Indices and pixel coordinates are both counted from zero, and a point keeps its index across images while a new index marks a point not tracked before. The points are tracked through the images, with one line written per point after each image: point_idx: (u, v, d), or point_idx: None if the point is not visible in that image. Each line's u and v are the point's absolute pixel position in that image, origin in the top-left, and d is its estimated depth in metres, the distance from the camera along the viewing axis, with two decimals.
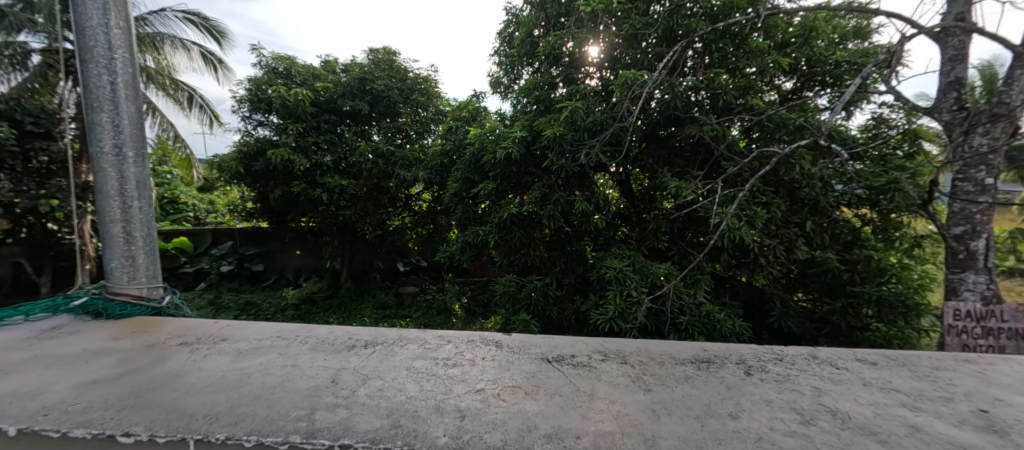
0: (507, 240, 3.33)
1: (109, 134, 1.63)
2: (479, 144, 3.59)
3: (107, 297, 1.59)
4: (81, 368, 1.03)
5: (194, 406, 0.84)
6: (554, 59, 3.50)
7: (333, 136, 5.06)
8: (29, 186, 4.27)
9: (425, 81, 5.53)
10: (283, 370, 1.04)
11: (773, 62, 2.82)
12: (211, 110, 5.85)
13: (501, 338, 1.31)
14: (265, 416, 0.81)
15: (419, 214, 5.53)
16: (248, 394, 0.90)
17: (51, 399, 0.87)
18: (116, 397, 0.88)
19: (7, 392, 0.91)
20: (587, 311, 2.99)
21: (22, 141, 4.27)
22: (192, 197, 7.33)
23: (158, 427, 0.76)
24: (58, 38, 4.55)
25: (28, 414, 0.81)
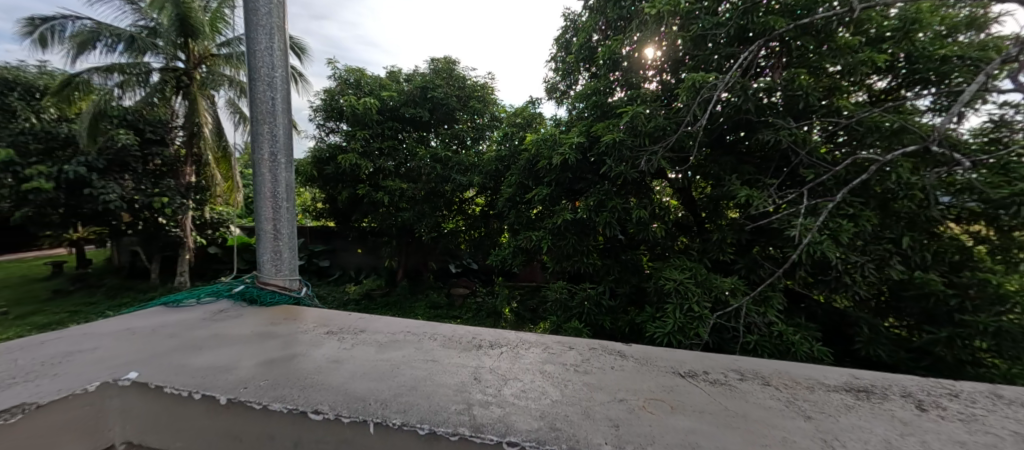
0: (561, 247, 3.30)
1: (268, 141, 1.71)
2: (535, 150, 3.59)
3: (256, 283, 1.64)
4: (250, 349, 1.08)
5: (362, 390, 0.87)
6: (614, 64, 3.42)
7: (394, 143, 5.38)
8: (146, 185, 5.59)
9: (482, 88, 5.70)
10: (427, 363, 1.04)
11: (865, 59, 2.51)
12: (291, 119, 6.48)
13: (621, 346, 1.25)
14: (428, 406, 0.83)
15: (472, 218, 5.65)
16: (405, 384, 0.92)
17: (244, 373, 0.93)
18: (295, 377, 0.92)
19: (205, 364, 0.97)
20: (643, 323, 2.88)
21: (145, 147, 5.69)
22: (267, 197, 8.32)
23: (341, 407, 0.80)
24: (173, 57, 5.50)
25: (231, 384, 0.88)
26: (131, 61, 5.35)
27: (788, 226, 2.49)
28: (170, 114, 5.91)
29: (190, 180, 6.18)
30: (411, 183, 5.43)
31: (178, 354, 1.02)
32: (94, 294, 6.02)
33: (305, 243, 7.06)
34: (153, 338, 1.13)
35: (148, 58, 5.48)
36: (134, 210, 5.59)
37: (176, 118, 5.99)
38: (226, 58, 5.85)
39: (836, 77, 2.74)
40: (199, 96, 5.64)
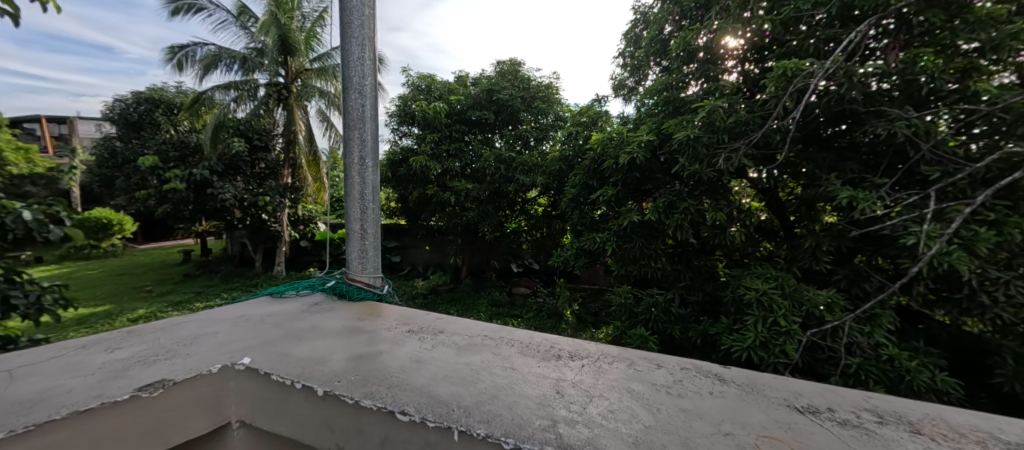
0: (626, 249, 3.15)
1: (357, 146, 1.59)
2: (601, 150, 3.46)
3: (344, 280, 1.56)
4: (332, 338, 1.01)
5: (446, 394, 0.74)
6: (689, 56, 3.17)
7: (461, 145, 5.55)
8: (252, 185, 6.84)
9: (547, 88, 5.67)
10: (509, 371, 0.87)
11: (1018, 31, 1.99)
12: None
13: (719, 369, 0.96)
14: (512, 418, 0.68)
15: (535, 218, 5.65)
16: (486, 391, 0.77)
17: (336, 367, 0.84)
18: (382, 374, 0.82)
19: (296, 354, 0.90)
20: (717, 335, 2.66)
21: (252, 154, 6.90)
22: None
23: (427, 409, 0.69)
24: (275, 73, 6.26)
25: (325, 376, 0.79)
26: (243, 78, 6.16)
27: (899, 233, 2.10)
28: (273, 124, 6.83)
29: (286, 182, 7.07)
30: (476, 184, 5.55)
31: (268, 339, 0.99)
32: (213, 279, 7.08)
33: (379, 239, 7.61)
34: (248, 324, 1.12)
35: (257, 75, 6.28)
36: (245, 207, 6.69)
37: (277, 127, 6.95)
38: (317, 71, 6.50)
39: (974, 56, 2.19)
40: (295, 106, 6.44)
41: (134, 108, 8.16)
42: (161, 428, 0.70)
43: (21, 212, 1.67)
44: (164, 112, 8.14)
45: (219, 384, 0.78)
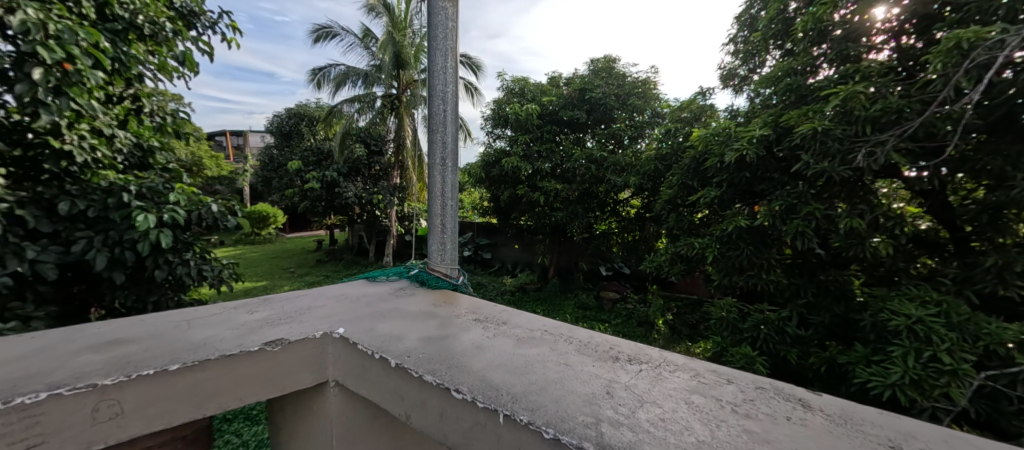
0: (730, 257, 2.81)
1: (439, 148, 1.62)
2: (703, 147, 3.17)
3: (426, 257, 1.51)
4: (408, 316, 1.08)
5: (501, 378, 0.73)
6: (820, 34, 2.54)
7: (552, 145, 5.56)
8: (369, 184, 7.96)
9: (644, 83, 5.38)
10: (565, 365, 0.80)
11: None
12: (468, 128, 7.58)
13: (804, 392, 0.74)
14: (556, 410, 0.63)
15: (626, 220, 5.39)
16: (537, 381, 0.73)
17: (410, 343, 0.88)
18: (449, 353, 0.84)
19: (381, 329, 0.98)
20: (849, 366, 2.18)
21: (371, 157, 8.01)
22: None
23: (480, 390, 0.68)
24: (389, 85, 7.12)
25: (399, 350, 0.84)
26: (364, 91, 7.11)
27: None
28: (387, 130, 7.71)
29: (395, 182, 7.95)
30: (565, 184, 5.54)
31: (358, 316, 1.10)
32: (338, 265, 8.28)
33: (473, 236, 8.07)
34: (347, 304, 1.26)
35: (376, 88, 7.23)
36: (362, 204, 7.81)
37: (388, 132, 7.89)
38: (424, 81, 7.16)
39: None
40: (405, 114, 7.18)
41: (287, 121, 9.96)
42: (274, 378, 0.82)
43: (210, 205, 2.18)
44: (307, 124, 9.77)
45: (320, 348, 0.89)
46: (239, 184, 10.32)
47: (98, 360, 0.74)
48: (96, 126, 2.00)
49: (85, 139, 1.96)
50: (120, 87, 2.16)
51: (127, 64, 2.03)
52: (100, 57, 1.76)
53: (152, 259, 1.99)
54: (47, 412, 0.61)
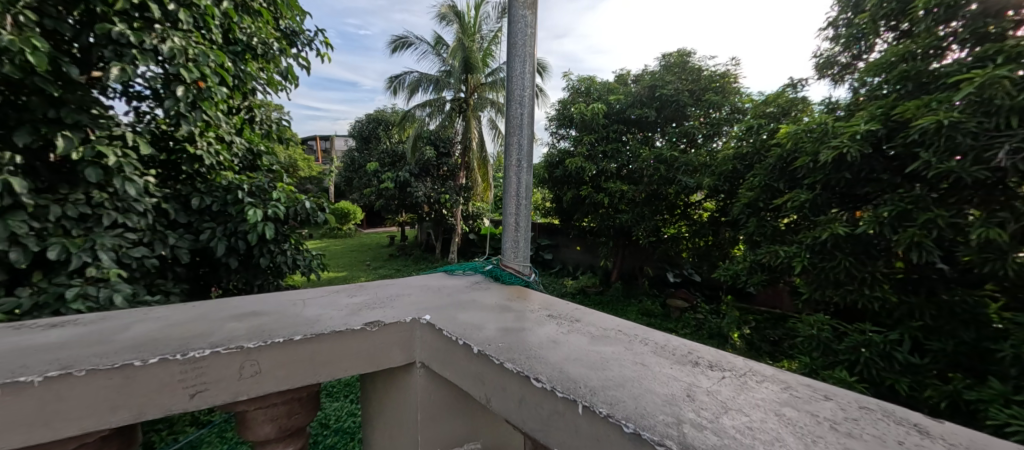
0: (825, 269, 2.50)
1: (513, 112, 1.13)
2: (791, 145, 2.86)
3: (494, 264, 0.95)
4: (478, 284, 0.87)
5: (571, 355, 0.51)
6: (950, 9, 2.06)
7: (618, 145, 5.41)
8: (437, 184, 8.36)
9: (722, 77, 4.99)
10: (638, 365, 0.48)
11: None
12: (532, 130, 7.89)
13: (920, 418, 0.47)
14: (632, 397, 0.41)
15: (698, 224, 5.05)
16: (606, 355, 0.51)
17: (472, 313, 0.69)
18: (517, 326, 0.62)
19: (439, 293, 0.78)
20: (979, 405, 1.80)
21: (440, 158, 8.42)
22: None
23: (554, 372, 0.47)
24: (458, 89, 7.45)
25: (457, 319, 0.64)
26: (435, 96, 7.59)
27: None
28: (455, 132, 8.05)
29: (462, 182, 8.32)
30: (631, 185, 5.37)
31: (437, 276, 0.92)
32: (408, 260, 8.87)
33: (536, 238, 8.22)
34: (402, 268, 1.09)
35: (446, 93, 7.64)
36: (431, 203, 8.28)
37: (456, 135, 8.26)
38: (490, 85, 7.53)
39: None
40: (473, 117, 7.63)
41: (367, 126, 10.86)
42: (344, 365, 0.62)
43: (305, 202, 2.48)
44: (384, 128, 10.58)
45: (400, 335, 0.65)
46: (326, 184, 11.53)
47: (221, 315, 0.63)
48: (218, 134, 2.37)
49: (212, 145, 2.32)
50: (238, 100, 2.55)
51: (242, 80, 2.42)
52: (224, 74, 2.10)
53: (259, 248, 2.31)
54: (72, 393, 0.45)
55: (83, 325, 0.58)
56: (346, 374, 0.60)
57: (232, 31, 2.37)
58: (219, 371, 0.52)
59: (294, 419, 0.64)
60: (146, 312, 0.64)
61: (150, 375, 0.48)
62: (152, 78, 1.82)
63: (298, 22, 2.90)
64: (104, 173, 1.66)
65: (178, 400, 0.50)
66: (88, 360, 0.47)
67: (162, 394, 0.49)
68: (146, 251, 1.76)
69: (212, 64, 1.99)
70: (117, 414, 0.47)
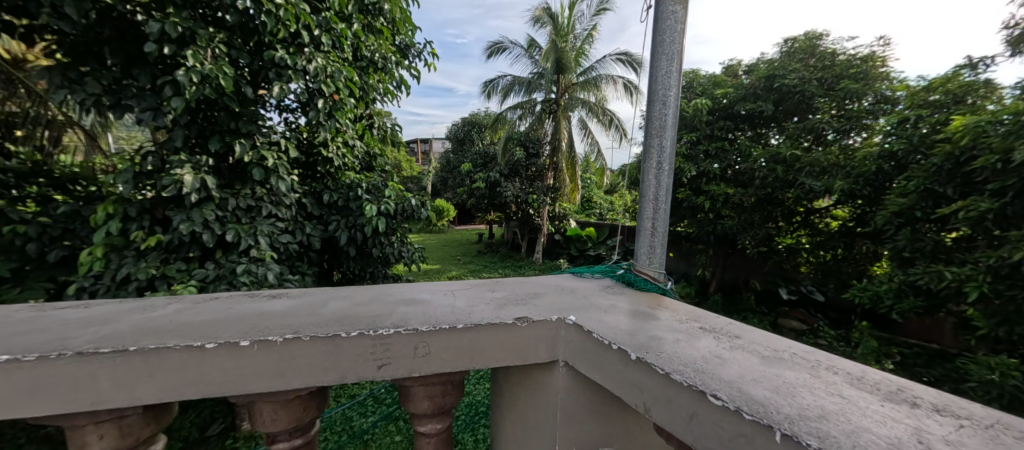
0: (1018, 299, 1.95)
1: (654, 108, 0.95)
2: (968, 141, 2.23)
3: (628, 268, 0.93)
4: (609, 288, 0.85)
5: (745, 374, 0.47)
6: None
7: (724, 143, 4.91)
8: (525, 184, 8.50)
9: (864, 60, 4.15)
10: (835, 397, 0.43)
11: None
12: (622, 129, 7.96)
13: None
14: (845, 435, 0.36)
15: (823, 235, 4.32)
16: (791, 381, 0.46)
17: (613, 318, 0.67)
18: (667, 335, 0.59)
19: (573, 294, 0.79)
20: None
21: (529, 159, 8.58)
22: (600, 198, 11.47)
23: (734, 391, 0.43)
24: (549, 90, 7.74)
25: (602, 323, 0.64)
26: (526, 99, 7.89)
27: None
28: (545, 132, 8.14)
29: (549, 183, 8.39)
30: (738, 188, 4.82)
31: (566, 276, 0.92)
32: (494, 257, 9.21)
33: (624, 241, 8.03)
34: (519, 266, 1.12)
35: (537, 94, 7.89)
36: (519, 203, 8.47)
37: (546, 136, 8.40)
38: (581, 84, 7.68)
39: None
40: (563, 117, 7.75)
41: (462, 129, 11.54)
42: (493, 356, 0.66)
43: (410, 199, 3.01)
44: (477, 131, 11.11)
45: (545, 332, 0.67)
46: (425, 182, 12.53)
47: (390, 298, 0.72)
48: (344, 140, 2.94)
49: (339, 148, 2.91)
50: (361, 109, 3.01)
51: (365, 91, 2.94)
52: (352, 87, 2.63)
53: (374, 240, 2.81)
54: (299, 353, 0.55)
55: (294, 298, 0.72)
56: (495, 365, 0.64)
57: (359, 49, 2.91)
58: (400, 349, 0.59)
59: (445, 401, 0.70)
60: (334, 290, 0.76)
61: (351, 346, 0.57)
62: (301, 92, 2.35)
63: (410, 37, 3.33)
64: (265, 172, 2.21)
65: (368, 369, 0.58)
66: (309, 329, 0.57)
67: (357, 363, 0.57)
68: (287, 238, 2.27)
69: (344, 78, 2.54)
70: (327, 375, 0.57)
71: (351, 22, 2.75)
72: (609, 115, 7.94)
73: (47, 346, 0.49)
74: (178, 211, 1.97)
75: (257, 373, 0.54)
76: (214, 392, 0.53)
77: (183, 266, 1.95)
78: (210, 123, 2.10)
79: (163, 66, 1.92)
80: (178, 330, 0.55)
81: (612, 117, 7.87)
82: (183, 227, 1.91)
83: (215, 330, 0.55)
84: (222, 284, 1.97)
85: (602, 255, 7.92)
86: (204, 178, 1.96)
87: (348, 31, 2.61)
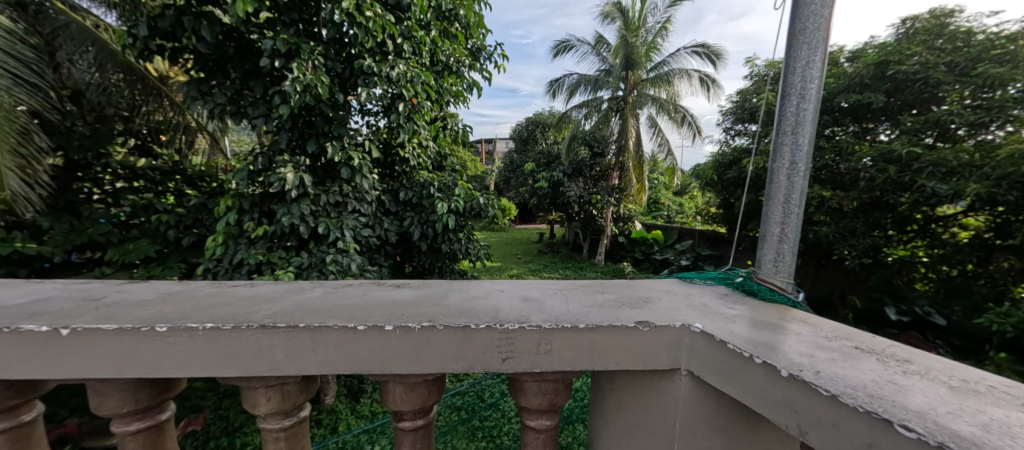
0: None
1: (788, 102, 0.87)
2: None
3: (747, 276, 0.88)
4: (727, 296, 0.79)
5: (935, 405, 0.41)
6: None
7: (818, 141, 4.39)
8: (589, 184, 8.33)
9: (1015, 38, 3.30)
10: None
11: None
12: (696, 126, 7.64)
13: None
14: None
15: (948, 248, 3.61)
16: (1000, 419, 0.39)
17: (742, 330, 0.63)
18: (815, 351, 0.54)
19: (689, 301, 0.75)
20: None
21: (594, 158, 8.42)
22: (668, 199, 10.91)
23: (928, 423, 0.38)
24: (617, 87, 7.69)
25: (733, 334, 0.60)
26: (592, 97, 7.87)
27: None
28: (611, 131, 7.94)
29: (614, 183, 8.19)
30: (837, 191, 4.20)
31: (674, 282, 0.89)
32: (555, 257, 9.20)
33: (695, 245, 7.74)
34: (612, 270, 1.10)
35: (602, 93, 7.89)
36: (582, 203, 8.35)
37: (612, 135, 8.27)
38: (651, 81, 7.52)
39: None
40: (630, 115, 7.59)
41: (526, 128, 11.65)
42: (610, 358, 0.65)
43: (478, 199, 3.25)
44: (541, 130, 11.12)
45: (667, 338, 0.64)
46: (488, 181, 12.85)
47: (505, 294, 0.74)
48: (419, 141, 3.18)
49: (415, 150, 3.19)
50: (435, 111, 3.16)
51: (440, 94, 3.13)
52: (429, 91, 2.87)
53: (442, 235, 3.13)
54: (433, 341, 0.59)
55: (416, 288, 0.77)
56: (615, 368, 0.63)
57: (436, 55, 3.11)
58: (524, 344, 0.60)
59: (557, 399, 0.70)
60: (449, 283, 0.81)
61: (479, 337, 0.59)
62: (384, 96, 2.67)
63: (482, 40, 3.39)
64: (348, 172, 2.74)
65: (493, 362, 0.60)
66: (441, 319, 0.61)
67: (484, 354, 0.60)
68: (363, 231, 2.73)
69: (421, 82, 2.77)
70: (456, 363, 0.60)
71: (429, 29, 2.96)
72: (681, 111, 7.65)
73: (236, 318, 0.58)
74: (282, 205, 2.58)
75: (398, 355, 0.59)
76: (361, 369, 0.59)
77: (283, 254, 2.57)
78: (306, 127, 2.67)
79: (271, 79, 2.54)
80: (331, 312, 0.62)
81: (684, 114, 7.61)
82: (286, 218, 2.52)
83: (362, 314, 0.61)
84: (314, 270, 2.53)
85: (669, 260, 7.57)
86: (301, 178, 2.54)
87: (427, 37, 2.85)
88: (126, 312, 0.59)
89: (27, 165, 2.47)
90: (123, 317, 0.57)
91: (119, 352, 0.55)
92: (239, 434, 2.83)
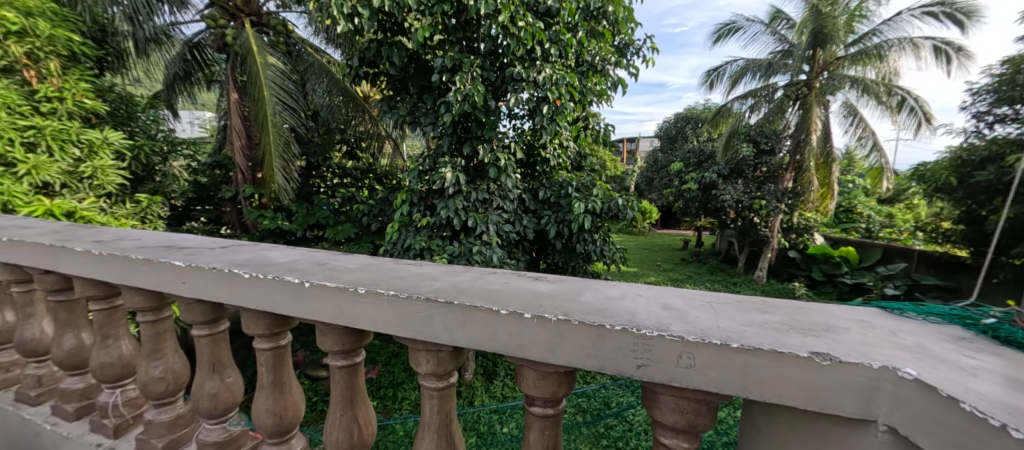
0: None
1: None
2: None
3: (1002, 319, 0.63)
4: (959, 340, 0.59)
5: None
6: None
7: None
8: (751, 188, 7.22)
9: None
10: None
11: None
12: (924, 111, 5.79)
13: None
14: None
15: None
16: None
17: (987, 388, 0.45)
18: None
19: (894, 341, 0.58)
20: None
21: (760, 156, 7.28)
22: (869, 208, 8.57)
23: None
24: (798, 71, 6.49)
25: (968, 390, 0.44)
26: (761, 85, 6.81)
27: None
28: (785, 123, 6.72)
29: (787, 186, 6.97)
30: None
31: (873, 313, 0.70)
32: (702, 268, 8.32)
33: (910, 270, 6.09)
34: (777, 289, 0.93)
35: (776, 78, 6.76)
36: (741, 209, 7.32)
37: (788, 128, 7.01)
38: (849, 59, 6.12)
39: None
40: (814, 104, 6.27)
41: (676, 125, 10.77)
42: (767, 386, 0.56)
43: (617, 200, 3.16)
44: (695, 126, 10.10)
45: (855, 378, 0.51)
46: (629, 182, 12.32)
47: (643, 299, 0.71)
48: (562, 142, 3.27)
49: (557, 150, 3.28)
50: (580, 111, 3.21)
51: (584, 94, 3.13)
52: (573, 91, 2.89)
53: (578, 236, 3.19)
54: (566, 333, 0.61)
55: (553, 282, 0.80)
56: (776, 401, 0.54)
57: (582, 55, 3.14)
58: (661, 352, 0.57)
59: (697, 421, 0.64)
60: (586, 282, 0.82)
61: (614, 339, 0.58)
62: (531, 100, 2.83)
63: (631, 35, 3.26)
64: (498, 171, 2.98)
65: (627, 366, 0.59)
66: (576, 314, 0.62)
67: (619, 357, 0.58)
68: (504, 226, 2.94)
69: (566, 83, 2.82)
70: (588, 361, 0.61)
71: (576, 30, 3.01)
72: (897, 95, 5.96)
73: (409, 291, 0.70)
74: (442, 201, 3.00)
75: (534, 343, 0.63)
76: (502, 349, 0.65)
77: (440, 243, 2.99)
78: (463, 132, 3.04)
79: (438, 91, 2.96)
80: (479, 295, 0.69)
81: (902, 97, 5.91)
82: (444, 212, 2.92)
83: (506, 300, 0.67)
84: (463, 258, 2.88)
85: (865, 285, 6.06)
86: (457, 177, 2.91)
87: (574, 39, 2.91)
88: (339, 275, 0.78)
89: (286, 165, 3.52)
90: (338, 279, 0.76)
91: (332, 306, 0.73)
92: (401, 388, 3.44)
